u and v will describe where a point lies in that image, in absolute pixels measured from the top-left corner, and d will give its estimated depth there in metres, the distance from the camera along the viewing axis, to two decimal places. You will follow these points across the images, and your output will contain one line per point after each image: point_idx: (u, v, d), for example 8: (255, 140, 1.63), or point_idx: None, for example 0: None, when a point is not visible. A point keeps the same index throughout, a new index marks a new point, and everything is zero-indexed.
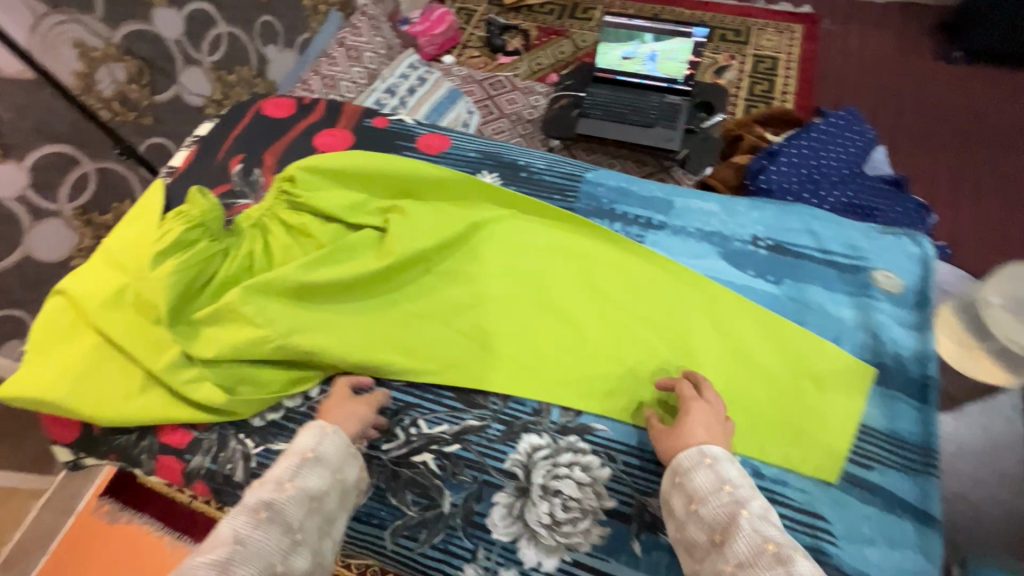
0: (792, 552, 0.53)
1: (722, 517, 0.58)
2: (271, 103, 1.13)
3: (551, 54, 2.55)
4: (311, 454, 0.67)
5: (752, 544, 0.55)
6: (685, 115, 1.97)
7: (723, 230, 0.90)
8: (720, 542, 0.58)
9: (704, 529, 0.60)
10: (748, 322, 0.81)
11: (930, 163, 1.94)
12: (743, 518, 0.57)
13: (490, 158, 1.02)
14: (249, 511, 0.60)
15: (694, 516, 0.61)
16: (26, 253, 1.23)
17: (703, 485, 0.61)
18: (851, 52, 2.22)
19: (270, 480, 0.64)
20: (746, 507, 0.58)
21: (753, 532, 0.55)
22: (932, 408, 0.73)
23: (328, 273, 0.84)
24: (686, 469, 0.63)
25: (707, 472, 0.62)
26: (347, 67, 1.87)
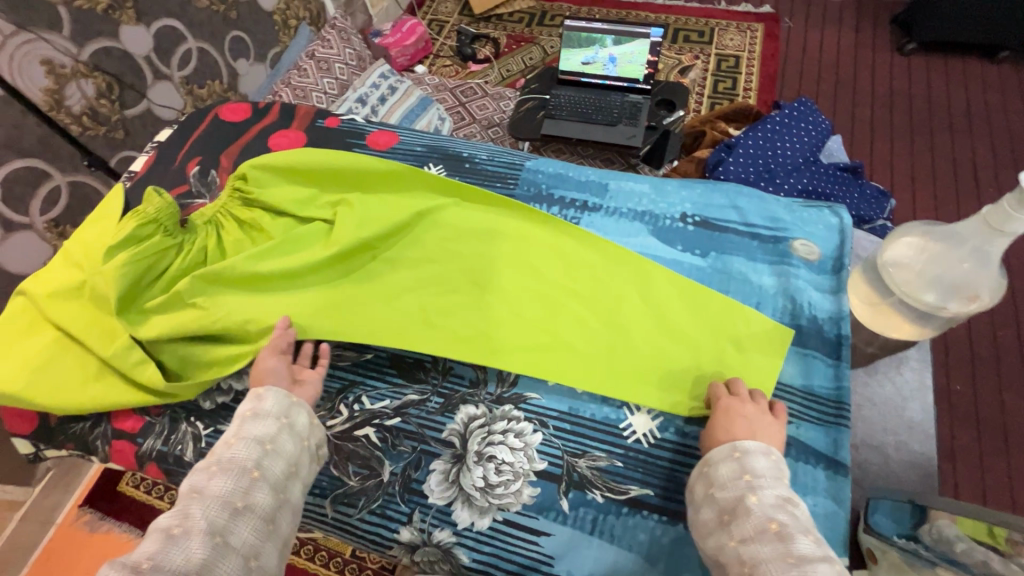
0: (796, 533, 0.57)
1: (734, 499, 0.62)
2: (227, 108, 1.18)
3: (521, 60, 2.62)
4: (251, 412, 0.70)
5: (758, 525, 0.58)
6: (646, 114, 2.04)
7: (654, 209, 0.94)
8: (728, 522, 0.61)
9: (714, 510, 0.63)
10: (676, 292, 0.85)
11: (886, 149, 2.00)
12: (752, 503, 0.60)
13: (436, 151, 1.07)
14: (204, 467, 0.65)
15: (709, 499, 0.64)
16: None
17: (724, 473, 0.64)
18: (809, 48, 2.30)
19: (223, 438, 0.68)
20: (757, 494, 0.61)
21: (761, 514, 0.59)
22: (845, 364, 0.78)
23: (276, 262, 0.88)
24: (713, 459, 0.66)
25: (732, 464, 0.64)
26: (318, 78, 1.92)
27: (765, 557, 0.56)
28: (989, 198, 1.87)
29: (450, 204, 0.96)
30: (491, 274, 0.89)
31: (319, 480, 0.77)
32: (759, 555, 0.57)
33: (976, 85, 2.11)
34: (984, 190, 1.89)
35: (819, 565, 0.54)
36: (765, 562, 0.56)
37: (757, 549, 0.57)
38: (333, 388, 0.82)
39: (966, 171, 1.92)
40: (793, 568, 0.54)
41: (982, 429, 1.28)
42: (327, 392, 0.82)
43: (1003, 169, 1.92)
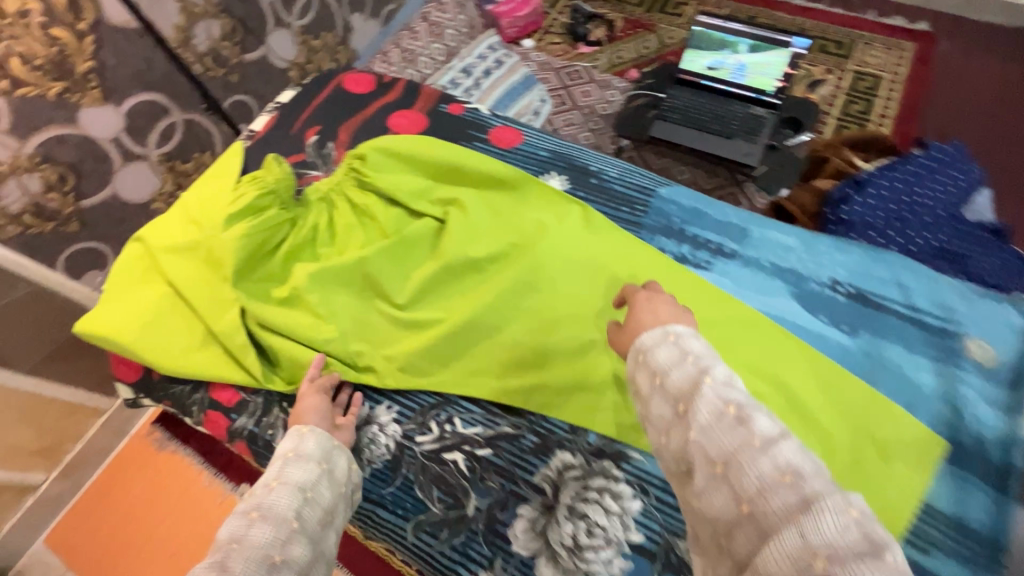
0: (754, 412, 0.49)
1: (686, 387, 0.54)
2: (351, 77, 1.14)
3: (634, 48, 2.42)
4: (292, 453, 0.69)
5: (713, 407, 0.51)
6: (769, 131, 1.84)
7: (800, 268, 0.84)
8: (683, 411, 0.53)
9: (667, 403, 0.54)
10: (807, 367, 0.76)
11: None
12: (706, 385, 0.52)
13: (562, 159, 0.99)
14: (242, 513, 0.60)
15: (658, 391, 0.55)
16: (113, 192, 1.26)
17: (665, 359, 0.57)
18: (965, 79, 2.02)
19: (262, 485, 0.65)
20: (709, 374, 0.53)
21: (716, 396, 0.51)
22: (1010, 501, 0.67)
23: (382, 265, 0.87)
24: (648, 347, 0.59)
25: (669, 347, 0.57)
26: (427, 42, 2.03)
27: (728, 445, 0.48)
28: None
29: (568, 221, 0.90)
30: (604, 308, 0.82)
31: (401, 499, 0.74)
32: (721, 442, 0.48)
33: None
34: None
35: (783, 442, 0.47)
36: (729, 450, 0.48)
37: (718, 437, 0.49)
38: (425, 403, 0.79)
39: None
40: (760, 454, 0.46)
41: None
42: (419, 406, 0.79)
43: None
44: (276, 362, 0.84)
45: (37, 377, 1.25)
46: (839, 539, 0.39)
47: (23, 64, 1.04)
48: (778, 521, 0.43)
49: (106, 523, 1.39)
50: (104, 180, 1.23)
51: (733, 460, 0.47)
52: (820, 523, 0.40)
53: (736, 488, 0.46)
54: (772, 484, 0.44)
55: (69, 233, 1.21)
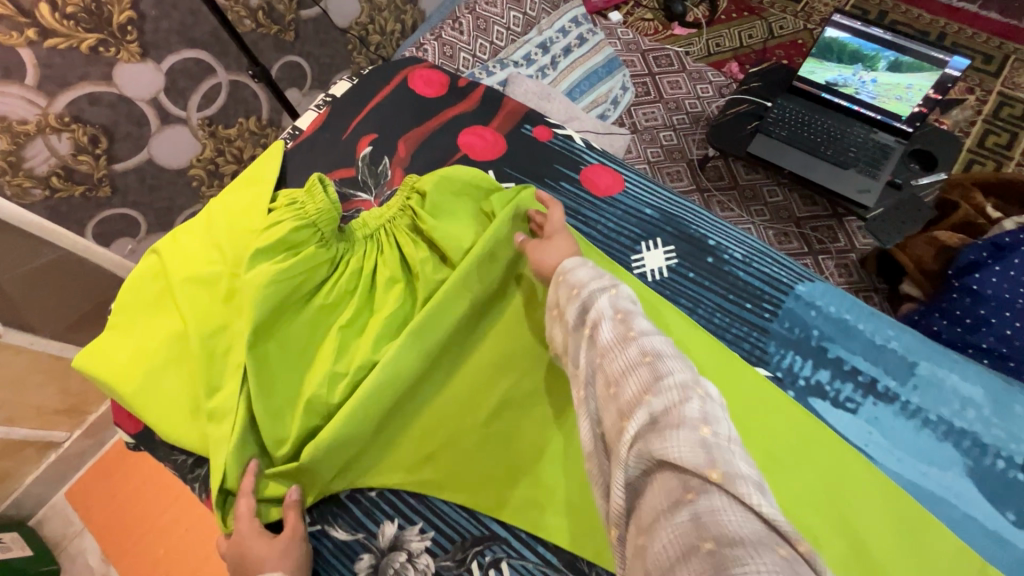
0: (638, 316, 0.51)
1: (590, 295, 0.54)
2: (419, 75, 0.94)
3: (737, 35, 2.03)
4: None
5: (604, 313, 0.51)
6: (893, 165, 1.52)
7: (985, 437, 0.62)
8: (584, 319, 0.52)
9: (575, 313, 0.54)
10: (958, 561, 0.57)
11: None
12: (607, 296, 0.53)
13: (670, 222, 0.78)
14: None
15: (571, 299, 0.55)
16: (148, 156, 1.10)
17: (580, 276, 0.57)
18: None
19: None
20: (616, 288, 0.54)
21: (610, 302, 0.52)
22: None
23: (405, 361, 0.68)
24: (570, 268, 0.58)
25: (587, 270, 0.58)
26: (505, 10, 1.77)
27: (608, 340, 0.48)
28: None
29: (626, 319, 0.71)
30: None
31: None
32: (603, 342, 0.49)
33: None
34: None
35: (655, 338, 0.48)
36: (607, 347, 0.48)
37: (602, 334, 0.49)
38: (468, 535, 0.64)
39: None
40: (628, 346, 0.47)
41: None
42: (460, 538, 0.63)
43: None
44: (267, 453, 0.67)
45: (63, 343, 1.14)
46: (679, 407, 0.40)
47: (53, 11, 0.85)
48: (634, 400, 0.42)
49: (120, 493, 1.30)
50: (139, 144, 1.07)
51: (608, 354, 0.47)
52: (664, 394, 0.41)
53: (607, 376, 0.46)
54: (633, 366, 0.45)
55: (99, 199, 1.07)
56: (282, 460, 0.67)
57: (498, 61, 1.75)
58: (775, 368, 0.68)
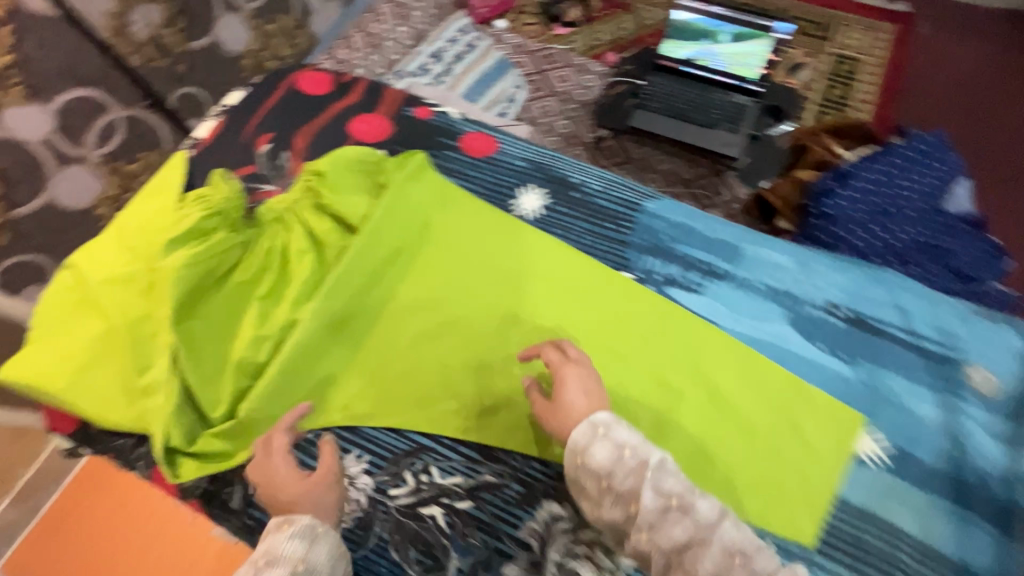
0: (692, 499, 0.56)
1: (631, 484, 0.57)
2: (306, 76, 1.04)
3: (611, 30, 2.13)
4: (264, 560, 0.58)
5: (657, 505, 0.56)
6: (752, 118, 1.66)
7: (795, 290, 0.79)
8: (632, 514, 0.56)
9: (619, 506, 0.57)
10: (783, 387, 0.73)
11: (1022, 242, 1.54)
12: (647, 483, 0.57)
13: (540, 170, 0.92)
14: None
15: (608, 492, 0.58)
16: (47, 201, 1.06)
17: (602, 458, 0.58)
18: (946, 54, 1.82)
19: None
20: (648, 469, 0.57)
21: (655, 493, 0.56)
22: (1015, 543, 0.64)
23: (325, 317, 0.78)
24: (585, 444, 0.60)
25: (604, 444, 0.59)
26: (393, 25, 1.89)
27: (677, 539, 0.54)
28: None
29: (510, 252, 0.85)
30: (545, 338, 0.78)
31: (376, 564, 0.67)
32: (672, 538, 0.55)
33: None
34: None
35: (719, 526, 0.55)
36: (682, 545, 0.54)
37: (669, 530, 0.55)
38: (398, 450, 0.72)
39: None
40: (704, 543, 0.54)
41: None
42: (392, 454, 0.72)
43: None
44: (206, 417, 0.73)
45: None
46: None
47: None
48: None
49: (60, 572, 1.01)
50: (35, 188, 1.04)
51: (685, 552, 0.54)
52: None
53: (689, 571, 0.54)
54: (724, 566, 0.53)
55: None
56: (220, 420, 0.73)
57: (395, 74, 1.82)
58: (637, 271, 0.82)
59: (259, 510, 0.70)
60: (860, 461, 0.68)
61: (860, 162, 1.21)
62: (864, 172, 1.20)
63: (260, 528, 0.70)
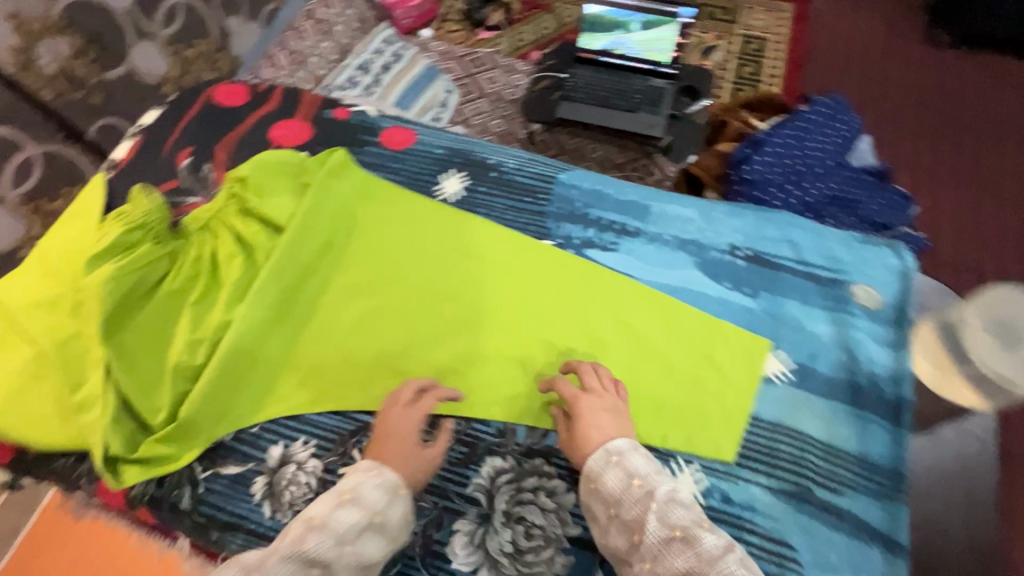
0: (697, 531, 0.57)
1: (637, 513, 0.60)
2: (221, 89, 1.05)
3: (534, 30, 2.04)
4: (350, 495, 0.63)
5: (661, 535, 0.57)
6: (671, 100, 1.60)
7: (700, 238, 0.86)
8: (637, 542, 0.59)
9: (623, 533, 0.61)
10: (697, 325, 0.80)
11: (932, 183, 1.63)
12: (652, 511, 0.59)
13: (459, 155, 0.97)
14: (304, 561, 0.58)
15: (616, 520, 0.61)
16: None
17: (613, 486, 0.62)
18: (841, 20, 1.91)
19: (327, 533, 0.60)
20: (653, 497, 0.60)
21: (660, 522, 0.58)
22: (904, 432, 0.72)
23: (259, 315, 0.79)
24: (598, 473, 0.64)
25: (614, 470, 0.63)
26: (316, 42, 1.84)
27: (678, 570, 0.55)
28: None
29: (437, 234, 0.89)
30: (476, 310, 0.82)
31: None
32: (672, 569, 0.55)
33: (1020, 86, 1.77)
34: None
35: (723, 558, 0.54)
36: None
37: (669, 561, 0.55)
38: (345, 431, 0.75)
39: (990, 179, 1.63)
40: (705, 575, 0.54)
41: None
42: (338, 436, 0.75)
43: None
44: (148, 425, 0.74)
45: None
46: None
47: None
48: None
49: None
50: None
51: None
52: None
53: None
54: None
55: None
56: (162, 425, 0.74)
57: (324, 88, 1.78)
58: (557, 237, 0.88)
59: (211, 505, 0.73)
60: (767, 380, 0.76)
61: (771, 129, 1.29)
62: (775, 138, 1.28)
63: (215, 522, 0.72)
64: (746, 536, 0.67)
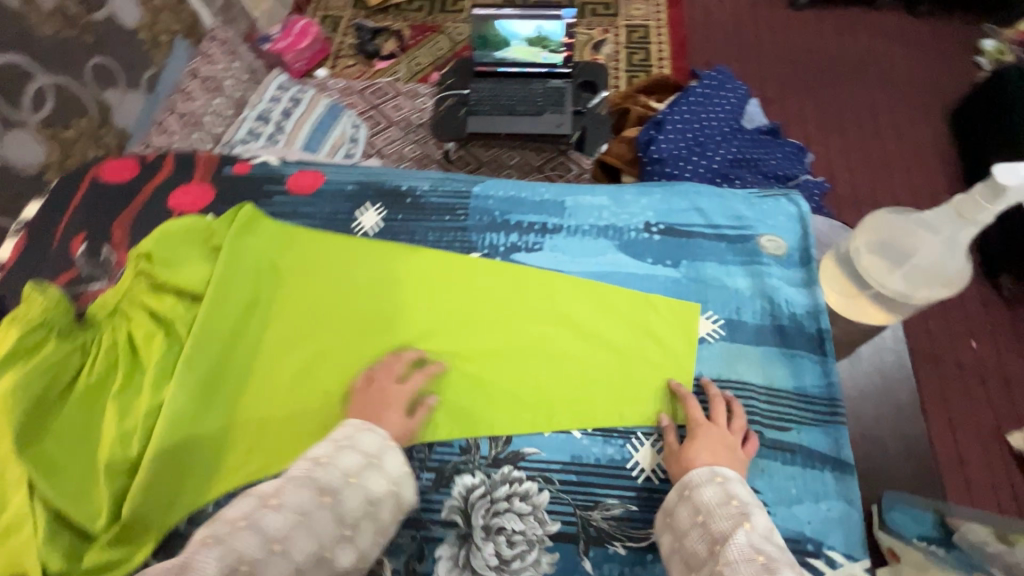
0: (782, 566, 0.53)
1: (725, 527, 0.58)
2: (107, 166, 1.00)
3: (429, 52, 2.05)
4: (345, 441, 0.65)
5: (745, 553, 0.55)
6: (571, 97, 1.66)
7: (616, 222, 0.90)
8: (717, 551, 0.57)
9: (704, 540, 0.59)
10: (628, 302, 0.83)
11: (819, 131, 1.77)
12: (745, 528, 0.57)
13: (371, 188, 0.97)
14: (315, 490, 0.59)
15: (700, 526, 0.60)
16: None
17: (710, 498, 0.61)
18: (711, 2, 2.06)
19: (333, 469, 0.61)
20: (750, 521, 0.58)
21: (749, 541, 0.56)
22: (830, 359, 0.78)
23: (188, 392, 0.75)
24: (698, 483, 0.63)
25: (716, 488, 0.62)
26: (206, 100, 1.54)
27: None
28: (944, 187, 1.67)
29: (363, 270, 0.88)
30: (416, 336, 0.82)
31: None
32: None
33: (874, 34, 1.96)
34: (934, 172, 1.70)
35: None
36: None
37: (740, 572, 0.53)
38: None
39: (867, 119, 1.79)
40: None
41: (963, 378, 1.31)
42: None
43: (901, 113, 1.80)
44: (89, 534, 0.68)
45: None
46: None
47: None
48: None
49: None
50: None
51: None
52: None
53: None
54: None
55: None
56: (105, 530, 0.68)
57: (224, 146, 1.51)
58: (483, 248, 0.89)
59: None
60: (702, 340, 0.80)
61: (667, 108, 1.36)
62: (673, 116, 1.35)
63: None
64: None
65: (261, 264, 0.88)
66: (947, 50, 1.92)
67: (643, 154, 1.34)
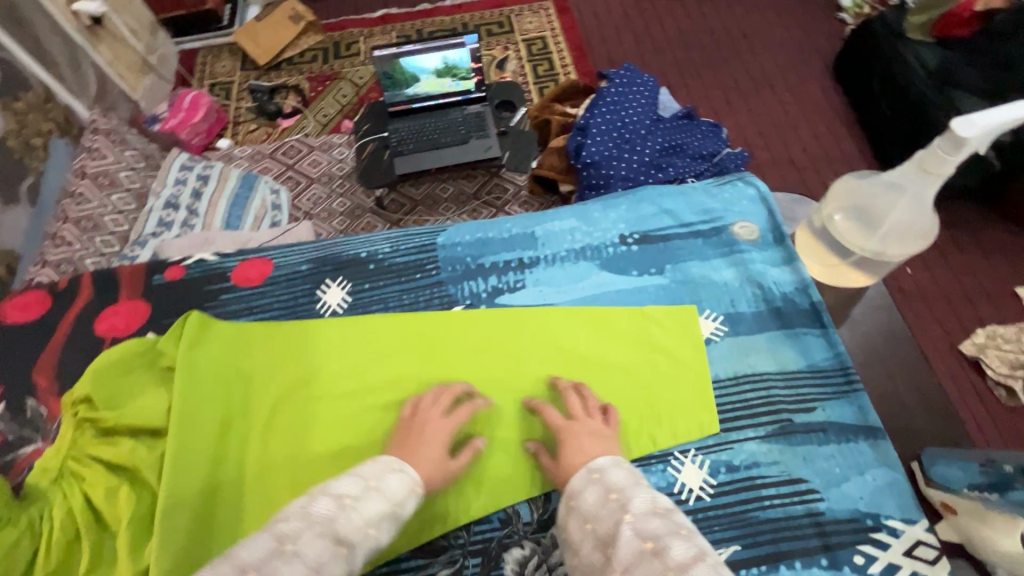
0: (671, 541, 0.49)
1: (609, 527, 0.53)
2: (10, 306, 0.87)
3: (333, 101, 1.95)
4: (375, 484, 0.57)
5: (633, 547, 0.49)
6: (492, 120, 1.63)
7: (591, 242, 0.88)
8: (609, 556, 0.51)
9: (597, 547, 0.53)
10: (626, 318, 0.81)
11: (727, 106, 1.86)
12: (626, 522, 0.52)
13: (327, 263, 0.89)
14: (331, 538, 0.50)
15: (589, 535, 0.54)
16: None
17: (591, 501, 0.56)
18: (597, 4, 2.13)
19: (357, 513, 0.53)
20: (628, 510, 0.53)
21: (635, 533, 0.50)
22: (831, 330, 0.78)
23: (175, 546, 0.64)
24: (577, 490, 0.58)
25: (594, 486, 0.58)
26: (102, 197, 1.32)
27: None
28: (845, 134, 1.78)
29: (339, 351, 0.80)
30: None
31: None
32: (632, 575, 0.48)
33: (749, 9, 2.10)
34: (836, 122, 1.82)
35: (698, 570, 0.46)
36: None
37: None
38: None
39: (765, 87, 1.90)
40: None
41: (909, 303, 1.41)
42: None
43: (792, 75, 1.93)
44: None
45: None
46: None
47: None
48: None
49: None
50: None
51: None
52: None
53: None
54: None
55: None
56: None
57: (135, 244, 1.31)
58: (464, 298, 0.85)
59: None
60: (708, 341, 0.79)
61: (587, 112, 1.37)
62: (595, 119, 1.35)
63: None
64: (765, 492, 0.68)
65: (223, 372, 0.78)
66: (815, 12, 2.08)
67: (575, 162, 1.33)
